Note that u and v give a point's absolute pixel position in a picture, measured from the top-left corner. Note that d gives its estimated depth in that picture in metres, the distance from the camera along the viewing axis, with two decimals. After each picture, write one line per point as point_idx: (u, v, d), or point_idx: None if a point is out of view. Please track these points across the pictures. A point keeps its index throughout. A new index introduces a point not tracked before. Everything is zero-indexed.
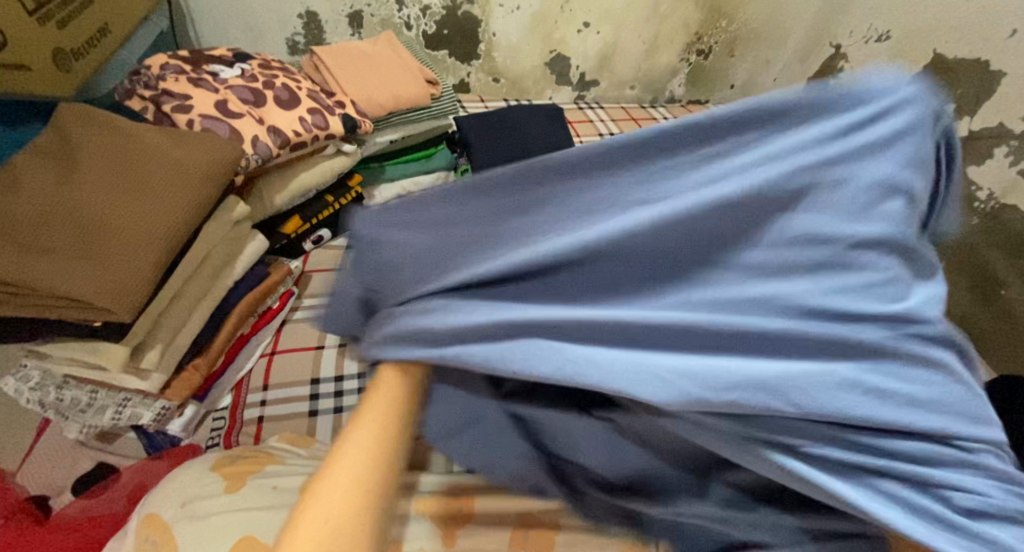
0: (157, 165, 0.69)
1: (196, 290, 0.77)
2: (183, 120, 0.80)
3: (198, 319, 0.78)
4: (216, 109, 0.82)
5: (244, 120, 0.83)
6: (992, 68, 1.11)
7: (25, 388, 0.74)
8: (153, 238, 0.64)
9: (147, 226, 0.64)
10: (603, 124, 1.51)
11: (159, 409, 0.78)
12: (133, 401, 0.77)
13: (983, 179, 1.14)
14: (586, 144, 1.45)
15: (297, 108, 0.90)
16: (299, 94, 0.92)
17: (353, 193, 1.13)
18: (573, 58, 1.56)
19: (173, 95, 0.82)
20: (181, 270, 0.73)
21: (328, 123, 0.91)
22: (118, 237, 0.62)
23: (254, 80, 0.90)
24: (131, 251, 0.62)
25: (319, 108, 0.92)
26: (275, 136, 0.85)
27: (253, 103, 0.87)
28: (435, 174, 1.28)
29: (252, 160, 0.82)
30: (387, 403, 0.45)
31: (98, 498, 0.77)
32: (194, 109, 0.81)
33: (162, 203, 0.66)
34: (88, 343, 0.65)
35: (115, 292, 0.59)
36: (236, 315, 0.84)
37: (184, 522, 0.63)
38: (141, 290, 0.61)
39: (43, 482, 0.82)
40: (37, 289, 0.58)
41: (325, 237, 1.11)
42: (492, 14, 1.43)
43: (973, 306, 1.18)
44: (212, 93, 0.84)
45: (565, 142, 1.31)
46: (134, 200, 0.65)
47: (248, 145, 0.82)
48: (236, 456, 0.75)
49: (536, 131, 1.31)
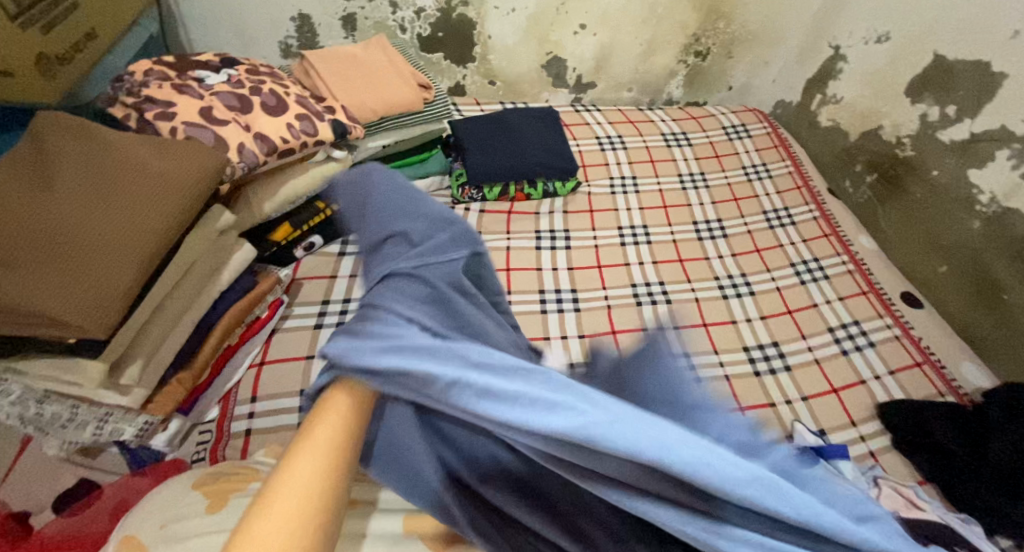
0: (134, 174, 0.67)
1: (178, 303, 0.76)
2: (165, 127, 0.78)
3: (182, 332, 0.76)
4: (199, 116, 0.80)
5: (230, 127, 0.81)
6: (992, 69, 1.10)
7: (4, 403, 0.70)
8: (128, 254, 0.62)
9: (121, 241, 0.62)
10: (600, 127, 1.50)
11: (143, 424, 0.76)
12: (115, 416, 0.75)
13: (984, 181, 1.12)
14: (582, 147, 1.43)
15: (284, 114, 0.88)
16: (287, 100, 0.90)
17: None
18: (570, 61, 1.54)
19: (157, 103, 0.79)
20: (163, 282, 0.71)
21: (317, 130, 0.89)
22: (92, 252, 0.60)
23: (241, 86, 0.88)
24: (104, 267, 0.60)
25: (308, 114, 0.90)
26: (262, 143, 0.83)
27: (239, 109, 0.85)
28: (428, 179, 1.24)
29: (239, 168, 0.80)
30: (340, 425, 0.39)
31: (82, 515, 0.75)
32: (177, 116, 0.79)
33: (135, 215, 0.64)
34: (64, 360, 0.63)
35: (86, 312, 0.58)
36: (221, 327, 0.83)
37: (162, 543, 0.62)
38: (114, 309, 0.60)
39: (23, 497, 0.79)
40: (6, 306, 0.56)
41: (318, 243, 1.09)
42: (487, 17, 1.41)
43: (976, 311, 1.16)
44: (197, 100, 0.82)
45: (561, 145, 1.29)
46: (106, 212, 0.63)
47: (234, 153, 0.80)
48: (220, 474, 0.73)
49: (532, 135, 1.29)
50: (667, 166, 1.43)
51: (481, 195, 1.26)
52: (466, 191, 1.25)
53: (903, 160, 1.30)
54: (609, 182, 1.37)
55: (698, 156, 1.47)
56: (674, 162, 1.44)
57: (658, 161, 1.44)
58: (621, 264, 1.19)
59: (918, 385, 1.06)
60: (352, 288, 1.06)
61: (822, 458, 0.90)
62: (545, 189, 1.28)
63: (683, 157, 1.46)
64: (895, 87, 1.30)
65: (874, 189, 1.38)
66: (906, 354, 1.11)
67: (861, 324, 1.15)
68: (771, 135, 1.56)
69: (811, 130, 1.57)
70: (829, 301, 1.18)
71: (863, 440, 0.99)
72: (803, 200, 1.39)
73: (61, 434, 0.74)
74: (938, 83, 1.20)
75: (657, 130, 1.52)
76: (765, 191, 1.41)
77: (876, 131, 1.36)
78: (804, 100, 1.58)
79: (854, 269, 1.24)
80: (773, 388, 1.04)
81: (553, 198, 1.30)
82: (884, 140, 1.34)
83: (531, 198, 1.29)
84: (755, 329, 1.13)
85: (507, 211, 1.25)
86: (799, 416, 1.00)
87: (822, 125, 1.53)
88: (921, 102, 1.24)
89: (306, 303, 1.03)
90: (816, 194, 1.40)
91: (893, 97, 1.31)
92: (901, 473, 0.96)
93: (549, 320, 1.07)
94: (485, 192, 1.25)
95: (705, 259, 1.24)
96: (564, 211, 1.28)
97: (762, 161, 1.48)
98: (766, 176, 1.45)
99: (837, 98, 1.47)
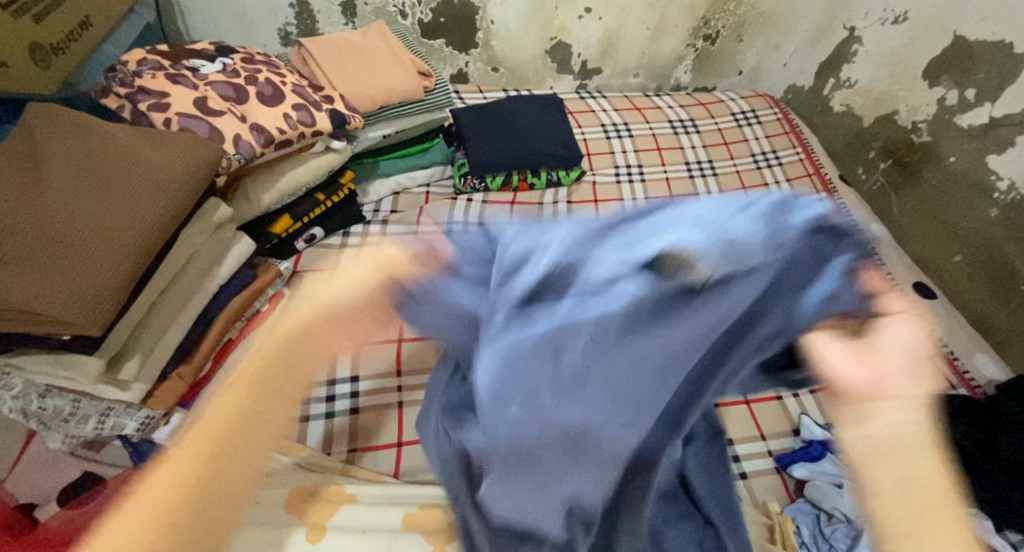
0: (130, 168, 0.66)
1: (179, 295, 0.75)
2: (160, 119, 0.77)
3: (181, 327, 0.76)
4: (195, 107, 0.79)
5: (225, 118, 0.80)
6: (1015, 50, 1.05)
7: (6, 397, 0.70)
8: (122, 249, 0.61)
9: (114, 235, 0.61)
10: (606, 114, 1.47)
11: (143, 418, 0.77)
12: (117, 410, 0.75)
13: (1004, 168, 1.09)
14: (587, 135, 1.41)
15: (281, 104, 0.86)
16: (284, 89, 0.88)
17: (346, 190, 1.10)
18: (575, 46, 1.50)
19: (150, 93, 0.78)
20: (161, 275, 0.70)
21: (315, 120, 0.88)
22: (85, 246, 0.59)
23: (236, 76, 0.86)
24: (98, 262, 0.59)
25: (305, 103, 0.88)
26: (258, 135, 0.81)
27: (235, 100, 0.83)
28: (431, 169, 1.24)
29: (235, 160, 0.79)
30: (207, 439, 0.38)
31: (85, 508, 0.75)
32: (172, 108, 0.77)
33: (132, 208, 0.63)
34: (61, 356, 0.63)
35: (80, 306, 0.57)
36: (222, 322, 0.82)
37: None
38: (109, 304, 0.59)
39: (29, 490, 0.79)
40: (2, 303, 0.55)
41: (319, 235, 1.08)
42: (489, 1, 1.38)
43: (990, 302, 1.13)
44: (192, 90, 0.81)
45: (565, 133, 1.27)
46: (104, 206, 0.62)
47: (230, 144, 0.78)
48: None
49: (535, 123, 1.26)
50: (674, 154, 1.40)
51: (484, 185, 1.24)
52: (468, 181, 1.23)
53: (918, 146, 1.26)
54: (614, 171, 1.34)
55: (706, 143, 1.44)
56: (681, 150, 1.41)
57: (664, 148, 1.41)
58: None
59: None
60: None
61: (829, 451, 0.93)
62: (549, 178, 1.27)
63: (691, 145, 1.43)
64: (912, 71, 1.26)
65: (887, 176, 1.34)
66: None
67: None
68: (781, 121, 1.52)
69: (824, 115, 1.53)
70: None
71: None
72: (813, 187, 1.36)
73: (62, 428, 0.73)
74: (958, 65, 1.16)
75: (664, 117, 1.49)
76: (774, 179, 1.37)
77: (890, 116, 1.32)
78: (817, 84, 1.53)
79: None
80: None
81: (558, 188, 1.28)
82: (899, 125, 1.30)
83: (534, 187, 1.27)
84: None
85: (509, 202, 1.24)
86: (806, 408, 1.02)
87: (835, 110, 1.49)
88: (939, 85, 1.20)
89: None
90: (826, 181, 1.37)
91: (909, 81, 1.27)
92: None
93: None
94: (488, 182, 1.23)
95: None
96: (568, 201, 1.26)
97: (772, 148, 1.45)
98: (776, 164, 1.41)
99: (851, 82, 1.42)
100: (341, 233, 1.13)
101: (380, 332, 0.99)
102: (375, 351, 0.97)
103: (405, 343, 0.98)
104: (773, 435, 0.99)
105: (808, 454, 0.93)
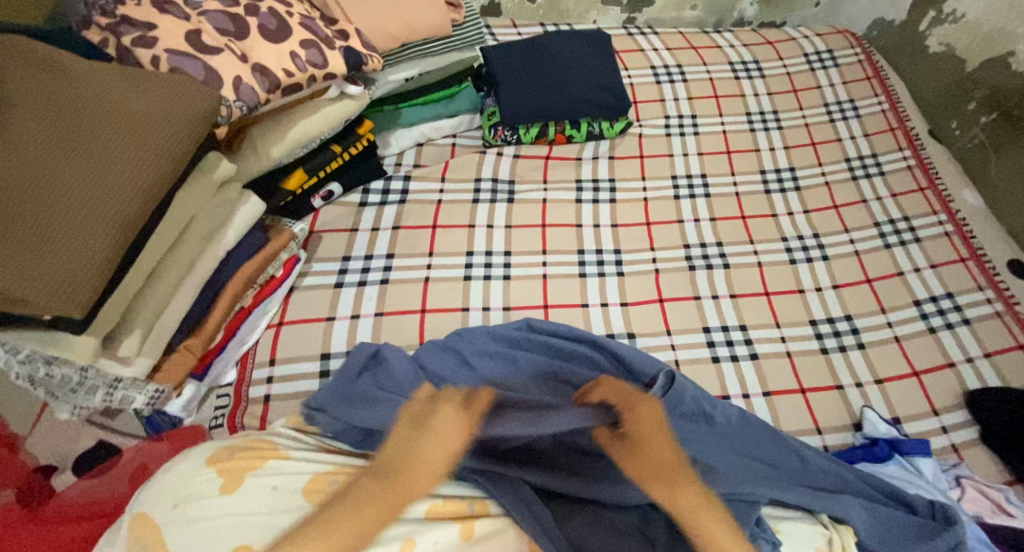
0: (109, 117, 0.54)
1: (181, 259, 0.67)
2: (147, 56, 0.65)
3: (185, 295, 0.68)
4: (187, 41, 0.67)
5: (224, 56, 0.68)
6: None
7: (13, 361, 0.62)
8: (105, 220, 0.51)
9: (96, 206, 0.51)
10: (656, 54, 1.31)
11: (154, 392, 0.69)
12: (126, 381, 0.67)
13: None
14: (634, 79, 1.26)
15: (287, 40, 0.74)
16: (291, 22, 0.76)
17: (363, 142, 1.01)
18: None
19: (135, 24, 0.66)
20: (156, 243, 0.62)
21: (327, 60, 0.76)
22: (58, 217, 0.49)
23: (236, 4, 0.74)
24: (74, 240, 0.49)
25: (316, 40, 0.76)
26: (263, 78, 0.70)
27: (233, 33, 0.71)
28: (458, 118, 1.15)
29: (237, 108, 0.68)
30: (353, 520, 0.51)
31: (103, 478, 0.69)
32: (160, 42, 0.66)
33: (114, 169, 0.53)
34: (47, 333, 0.55)
35: (54, 286, 0.47)
36: (235, 286, 0.74)
37: (177, 526, 0.55)
38: (92, 287, 0.50)
39: (53, 451, 0.74)
40: None
41: (336, 192, 1.01)
42: None
43: None
44: (183, 21, 0.68)
45: (611, 78, 1.15)
46: (80, 166, 0.52)
47: (230, 88, 0.67)
48: (237, 447, 0.64)
49: (575, 65, 1.14)
50: (733, 103, 1.24)
51: (517, 138, 1.14)
52: (499, 133, 1.13)
53: None
54: (664, 122, 1.21)
55: (771, 90, 1.27)
56: (741, 98, 1.25)
57: (723, 96, 1.25)
58: (674, 221, 1.07)
59: (1017, 371, 0.90)
60: (374, 244, 0.99)
61: (896, 454, 0.79)
62: (590, 130, 1.15)
63: (753, 92, 1.26)
64: None
65: (989, 132, 1.16)
66: (1006, 335, 0.94)
67: (955, 298, 0.98)
68: (862, 64, 1.32)
69: (915, 57, 1.31)
70: (917, 269, 1.01)
71: (945, 432, 0.85)
72: (896, 144, 1.18)
73: (71, 399, 0.65)
74: None
75: (723, 58, 1.32)
76: (849, 134, 1.20)
77: (1003, 59, 1.12)
78: (910, 18, 1.31)
79: (953, 231, 1.05)
80: (841, 368, 0.91)
81: (599, 141, 1.17)
82: (1012, 71, 1.11)
83: (572, 140, 1.16)
84: (825, 299, 0.98)
85: (544, 156, 1.14)
86: (870, 401, 0.87)
87: (930, 50, 1.28)
88: None
89: (326, 259, 0.96)
90: (913, 137, 1.19)
91: None
92: (987, 471, 0.82)
93: (588, 285, 0.98)
94: (521, 134, 1.14)
95: (772, 216, 1.08)
96: (610, 156, 1.15)
97: (849, 97, 1.26)
98: (852, 116, 1.23)
99: (955, 16, 1.21)
100: (360, 190, 1.05)
101: (404, 301, 0.92)
102: (398, 320, 0.90)
103: (429, 314, 0.91)
104: (829, 428, 0.85)
105: (872, 453, 0.79)
